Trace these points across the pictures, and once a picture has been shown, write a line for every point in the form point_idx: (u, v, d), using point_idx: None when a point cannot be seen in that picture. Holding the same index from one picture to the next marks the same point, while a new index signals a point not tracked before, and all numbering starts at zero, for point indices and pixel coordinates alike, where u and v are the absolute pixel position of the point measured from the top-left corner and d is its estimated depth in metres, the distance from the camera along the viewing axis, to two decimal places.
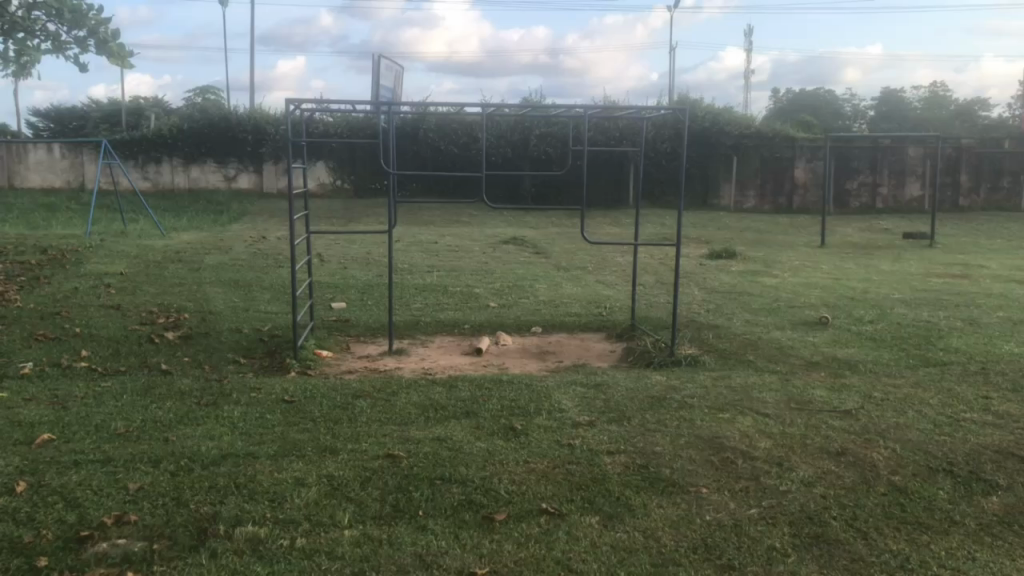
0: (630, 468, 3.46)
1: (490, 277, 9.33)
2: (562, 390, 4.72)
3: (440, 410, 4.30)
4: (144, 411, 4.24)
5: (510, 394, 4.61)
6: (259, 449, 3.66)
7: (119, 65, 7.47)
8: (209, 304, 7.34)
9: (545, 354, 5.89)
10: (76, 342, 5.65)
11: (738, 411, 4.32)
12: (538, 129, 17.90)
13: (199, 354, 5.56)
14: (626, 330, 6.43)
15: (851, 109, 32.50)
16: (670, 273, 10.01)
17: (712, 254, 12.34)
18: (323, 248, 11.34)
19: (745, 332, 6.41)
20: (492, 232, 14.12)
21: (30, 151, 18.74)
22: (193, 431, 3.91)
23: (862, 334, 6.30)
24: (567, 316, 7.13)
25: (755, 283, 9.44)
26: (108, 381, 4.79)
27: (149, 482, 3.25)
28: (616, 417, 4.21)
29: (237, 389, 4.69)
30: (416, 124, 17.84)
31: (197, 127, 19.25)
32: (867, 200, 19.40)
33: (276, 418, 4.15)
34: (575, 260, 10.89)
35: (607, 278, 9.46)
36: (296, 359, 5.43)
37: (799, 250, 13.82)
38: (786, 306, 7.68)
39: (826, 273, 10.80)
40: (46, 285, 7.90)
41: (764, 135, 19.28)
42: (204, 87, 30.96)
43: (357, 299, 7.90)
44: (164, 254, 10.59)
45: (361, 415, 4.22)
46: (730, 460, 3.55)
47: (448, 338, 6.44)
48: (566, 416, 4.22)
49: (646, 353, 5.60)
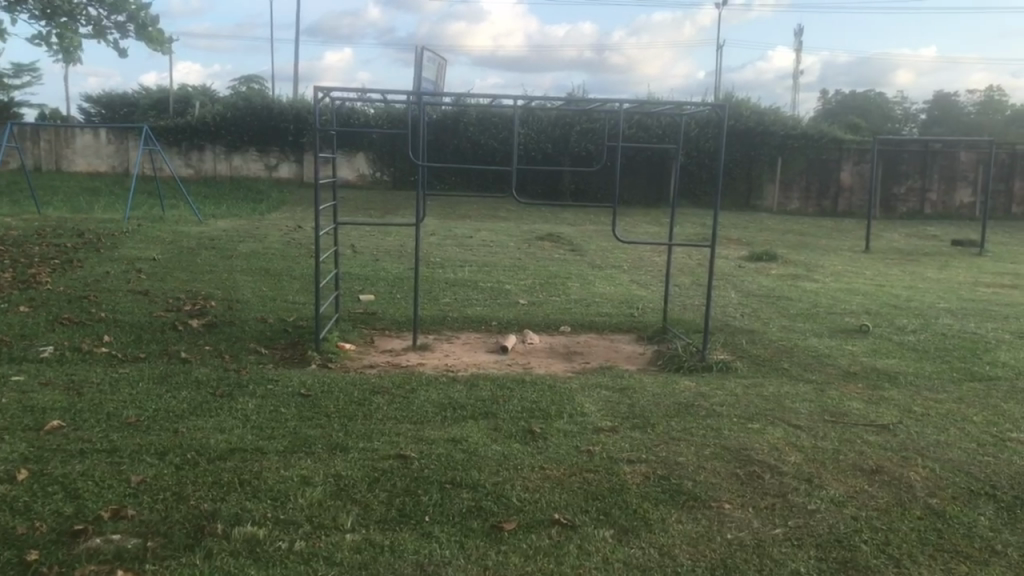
0: (650, 478, 3.31)
1: (523, 274, 9.20)
2: (585, 393, 4.58)
3: (458, 410, 4.17)
4: (158, 399, 4.17)
5: (531, 395, 4.47)
6: (269, 444, 3.57)
7: (157, 51, 7.47)
8: (236, 293, 7.30)
9: (572, 355, 5.74)
10: (100, 327, 5.62)
11: (769, 422, 4.13)
12: (579, 125, 17.72)
13: (221, 343, 5.50)
14: (657, 332, 6.24)
15: (901, 113, 31.88)
16: (708, 274, 9.80)
17: (752, 256, 12.08)
18: (357, 239, 11.30)
19: (782, 338, 6.19)
20: (530, 227, 13.97)
21: (77, 136, 19.01)
22: (204, 423, 3.84)
23: (905, 344, 6.04)
24: (597, 315, 6.97)
25: (795, 287, 9.19)
26: (126, 368, 4.74)
27: (152, 474, 3.17)
28: (640, 423, 4.05)
29: (254, 381, 4.62)
30: (457, 117, 17.78)
31: (240, 115, 19.37)
32: (915, 205, 18.91)
33: (290, 411, 4.06)
34: (611, 258, 10.72)
35: (642, 277, 9.27)
36: (317, 351, 5.34)
37: (842, 254, 13.48)
38: (826, 312, 7.44)
39: (868, 279, 10.50)
40: (78, 269, 7.93)
41: (810, 136, 18.88)
42: (250, 76, 31.30)
43: (385, 291, 7.81)
44: (199, 241, 10.62)
45: (376, 412, 4.11)
46: (757, 474, 3.37)
47: (474, 335, 6.32)
48: (588, 421, 4.07)
49: (676, 357, 5.42)
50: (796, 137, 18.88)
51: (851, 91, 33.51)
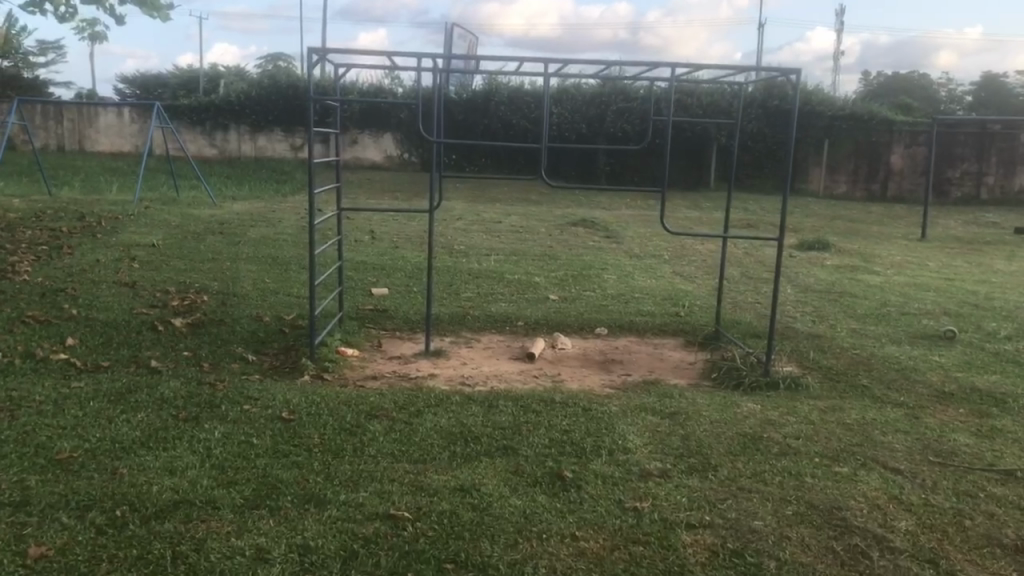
0: (719, 556, 2.51)
1: (555, 263, 8.37)
2: (627, 419, 3.74)
3: (471, 443, 3.37)
4: (106, 427, 3.41)
5: (562, 423, 3.64)
6: (227, 493, 2.80)
7: (154, 15, 6.71)
8: (235, 285, 6.56)
9: (609, 364, 4.92)
10: (67, 327, 4.90)
11: (860, 464, 3.29)
12: (615, 104, 16.76)
13: (203, 348, 4.75)
14: (710, 338, 5.39)
15: (946, 94, 30.41)
16: (758, 265, 8.90)
17: (803, 245, 11.11)
18: (376, 225, 10.53)
19: (854, 346, 5.29)
20: (563, 212, 13.08)
21: (100, 115, 18.44)
22: (153, 461, 3.08)
23: (1003, 356, 5.11)
24: (638, 314, 6.11)
25: (857, 281, 8.27)
26: (79, 382, 3.97)
27: (62, 544, 2.42)
28: (699, 466, 3.22)
29: (229, 400, 3.84)
30: (488, 95, 16.93)
31: (265, 93, 18.69)
32: (970, 190, 17.73)
33: (264, 445, 3.30)
34: (650, 246, 9.86)
35: (685, 268, 8.41)
36: (312, 360, 4.56)
37: (897, 243, 12.47)
38: (898, 312, 6.53)
39: (932, 272, 9.53)
40: (67, 257, 7.22)
41: (859, 117, 17.79)
42: (279, 53, 30.65)
43: (400, 284, 7.02)
44: (208, 225, 9.91)
45: (369, 446, 3.32)
46: (862, 552, 2.54)
47: (497, 337, 5.52)
48: (632, 460, 3.24)
49: (733, 370, 4.56)
50: (844, 118, 17.80)
51: (894, 72, 32.04)
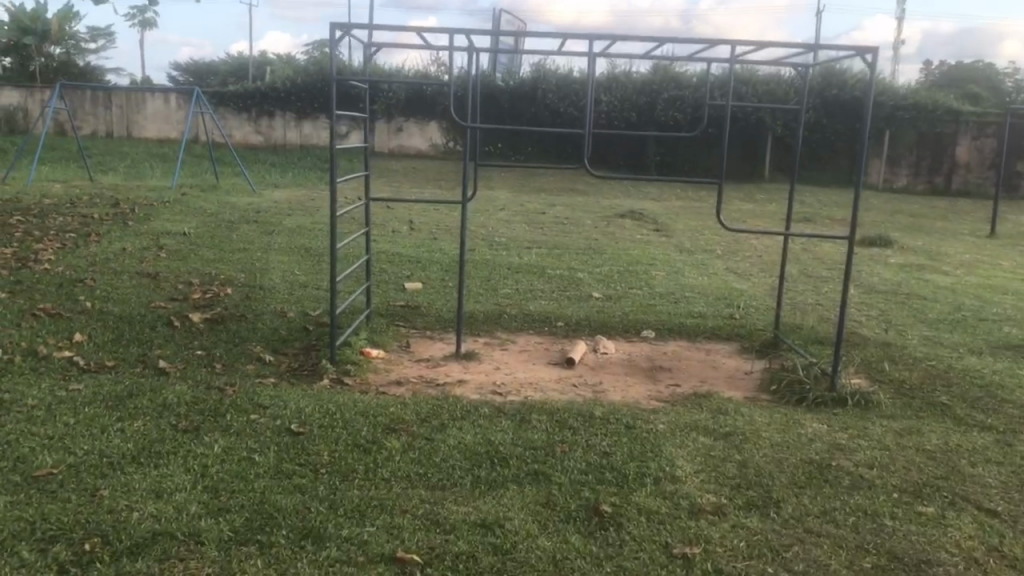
0: None
1: (600, 258, 7.94)
2: (675, 440, 3.31)
3: (498, 467, 2.98)
4: (97, 438, 3.09)
5: (602, 444, 3.23)
6: (217, 523, 2.46)
7: None
8: (263, 278, 6.24)
9: (656, 371, 4.50)
10: (77, 321, 4.61)
11: (947, 504, 2.83)
12: (667, 92, 16.20)
13: (218, 347, 4.43)
14: (767, 345, 4.92)
15: (1013, 85, 29.01)
16: (817, 263, 8.35)
17: (864, 241, 10.47)
18: (415, 215, 10.16)
19: (929, 357, 4.78)
20: (610, 203, 12.60)
21: (147, 101, 18.40)
22: (140, 481, 2.74)
23: None
24: (688, 316, 5.65)
25: (925, 282, 7.68)
26: (79, 384, 3.67)
27: None
28: (758, 501, 2.79)
29: (236, 408, 3.49)
30: (535, 83, 16.49)
31: (310, 80, 18.47)
32: None
33: (267, 462, 2.95)
34: (702, 241, 9.36)
35: (738, 265, 7.90)
36: (332, 364, 4.20)
37: (965, 239, 11.74)
38: (974, 318, 5.98)
39: (1004, 272, 8.86)
40: (93, 245, 7.00)
41: (922, 107, 16.94)
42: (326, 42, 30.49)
43: (434, 278, 6.65)
44: (243, 213, 9.66)
45: (383, 466, 2.95)
46: None
47: (535, 339, 5.12)
48: (682, 492, 2.82)
49: (795, 384, 4.09)
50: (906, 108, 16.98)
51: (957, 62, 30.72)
